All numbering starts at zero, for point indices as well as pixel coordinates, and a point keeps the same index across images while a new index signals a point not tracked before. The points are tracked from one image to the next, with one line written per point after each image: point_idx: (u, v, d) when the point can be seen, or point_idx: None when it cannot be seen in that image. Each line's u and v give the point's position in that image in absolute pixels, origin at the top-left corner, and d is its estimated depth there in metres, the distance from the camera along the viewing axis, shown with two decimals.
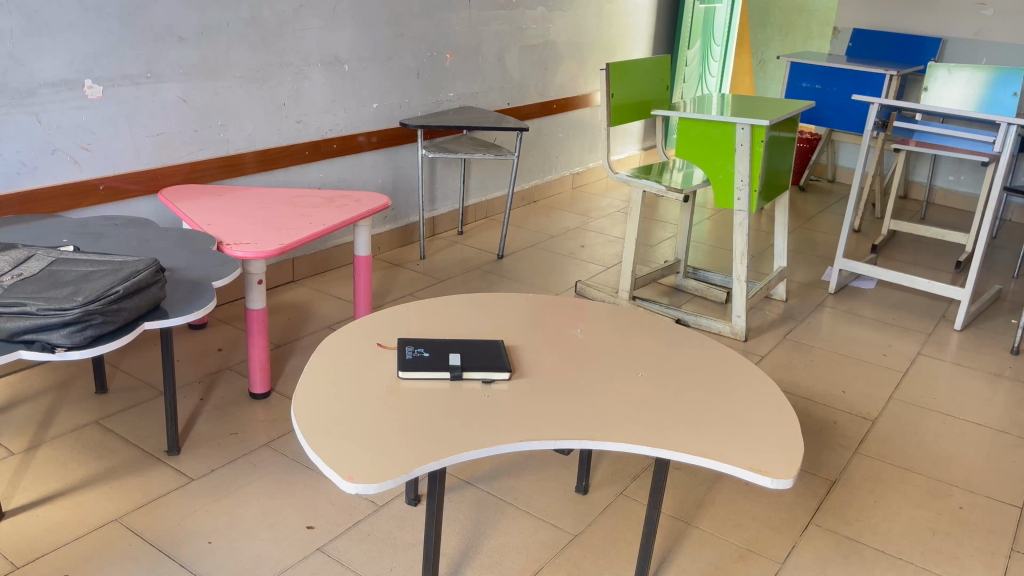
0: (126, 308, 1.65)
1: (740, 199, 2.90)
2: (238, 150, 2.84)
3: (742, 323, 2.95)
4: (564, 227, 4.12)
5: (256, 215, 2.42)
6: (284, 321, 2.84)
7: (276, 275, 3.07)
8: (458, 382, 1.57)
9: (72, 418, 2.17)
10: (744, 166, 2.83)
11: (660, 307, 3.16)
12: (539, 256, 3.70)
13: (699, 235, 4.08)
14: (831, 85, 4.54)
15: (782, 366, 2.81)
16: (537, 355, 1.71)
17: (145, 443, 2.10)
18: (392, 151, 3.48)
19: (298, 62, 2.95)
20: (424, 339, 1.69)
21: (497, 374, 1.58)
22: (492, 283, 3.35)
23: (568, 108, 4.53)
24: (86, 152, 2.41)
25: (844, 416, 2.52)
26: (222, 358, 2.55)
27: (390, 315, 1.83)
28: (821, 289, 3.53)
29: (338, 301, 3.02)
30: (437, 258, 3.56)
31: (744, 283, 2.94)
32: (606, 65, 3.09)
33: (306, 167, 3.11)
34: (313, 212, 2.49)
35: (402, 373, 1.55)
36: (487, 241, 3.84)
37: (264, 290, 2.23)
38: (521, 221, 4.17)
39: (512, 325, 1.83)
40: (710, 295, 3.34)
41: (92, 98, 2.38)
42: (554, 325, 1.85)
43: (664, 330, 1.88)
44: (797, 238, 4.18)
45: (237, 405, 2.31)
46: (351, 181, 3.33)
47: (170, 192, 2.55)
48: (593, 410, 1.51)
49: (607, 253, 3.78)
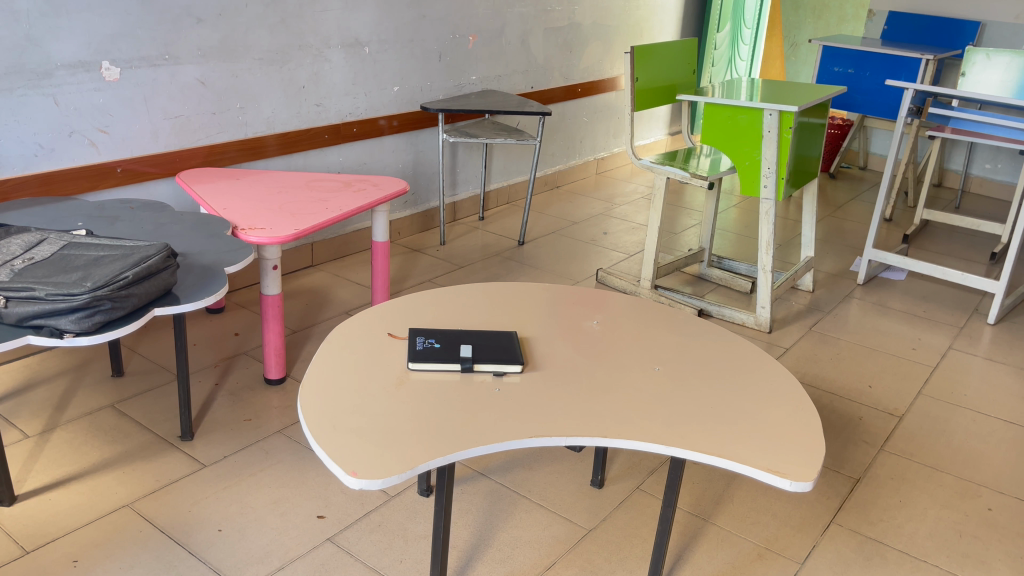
0: (135, 294, 1.62)
1: (767, 186, 2.81)
2: (258, 133, 2.82)
3: (767, 315, 2.88)
4: (588, 214, 4.07)
5: (272, 200, 2.40)
6: (301, 306, 2.82)
7: (294, 259, 3.06)
8: (469, 374, 1.52)
9: (88, 401, 2.18)
10: (772, 153, 2.74)
11: (683, 296, 3.10)
12: (560, 242, 3.65)
13: (725, 223, 4.00)
14: (864, 69, 4.40)
15: (806, 359, 2.74)
16: (551, 347, 1.66)
17: (158, 428, 2.09)
18: (413, 135, 3.44)
19: (318, 44, 2.92)
20: (436, 328, 1.64)
21: (509, 366, 1.53)
22: (512, 271, 3.30)
23: (594, 91, 4.47)
24: (103, 134, 2.40)
25: (869, 412, 2.45)
26: (238, 342, 2.55)
27: (403, 302, 1.78)
28: (849, 280, 3.45)
29: (356, 287, 2.99)
30: (457, 244, 3.52)
31: (769, 273, 2.87)
32: (631, 48, 3.00)
33: (325, 150, 3.08)
34: (330, 198, 2.47)
35: (411, 364, 1.51)
36: (508, 226, 3.80)
37: (279, 276, 2.23)
38: (544, 207, 4.12)
39: (529, 315, 1.78)
40: (734, 284, 3.26)
41: (109, 80, 2.36)
42: (572, 316, 1.81)
43: (686, 323, 1.83)
44: (826, 226, 4.09)
45: (251, 391, 2.29)
46: (371, 164, 3.29)
47: (187, 175, 2.53)
48: (607, 406, 1.46)
49: (631, 241, 3.72)
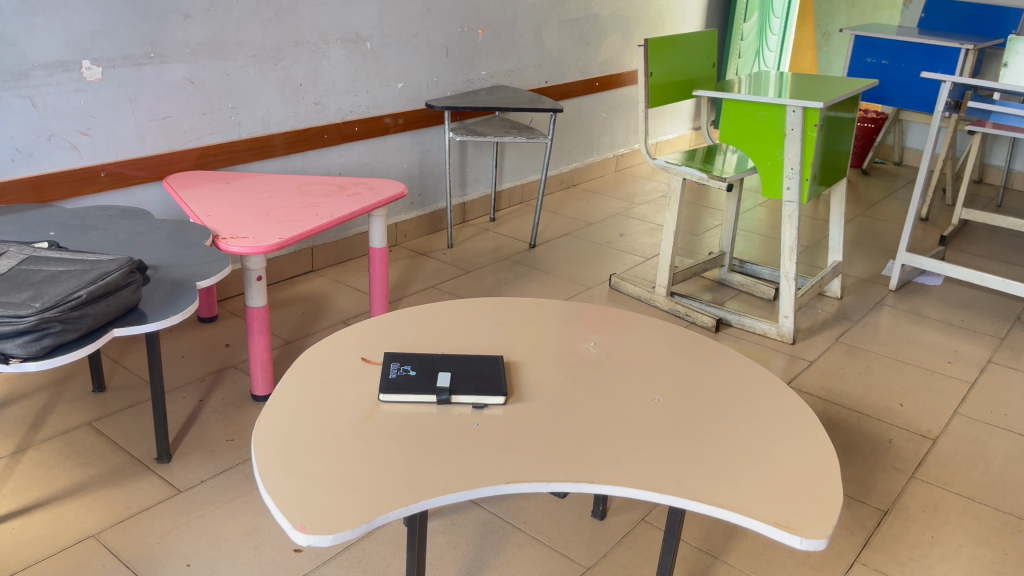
0: (90, 314, 1.50)
1: (790, 188, 2.62)
2: (252, 133, 2.70)
3: (790, 325, 2.71)
4: (605, 214, 3.90)
5: (260, 206, 2.28)
6: (297, 314, 2.70)
7: (293, 265, 2.94)
8: (446, 406, 1.37)
9: (64, 419, 2.07)
10: (795, 152, 2.56)
11: (701, 304, 2.92)
12: (574, 245, 3.49)
13: (749, 224, 3.81)
14: (899, 60, 4.16)
15: (832, 374, 2.56)
16: (541, 373, 1.51)
17: (134, 449, 1.98)
18: (419, 134, 3.30)
19: (315, 40, 2.79)
20: (415, 353, 1.49)
21: (491, 398, 1.38)
22: (521, 275, 3.15)
23: (613, 85, 4.29)
24: (85, 137, 2.29)
25: (900, 434, 2.26)
26: (228, 354, 2.43)
27: (383, 321, 1.64)
28: (880, 285, 3.25)
29: (356, 294, 2.86)
30: (466, 247, 3.38)
31: (792, 280, 2.69)
32: (645, 40, 2.82)
33: (324, 151, 2.95)
34: (322, 202, 2.34)
35: (383, 396, 1.36)
36: (520, 228, 3.65)
37: (264, 287, 2.11)
38: (559, 207, 3.96)
39: (519, 334, 1.63)
40: (757, 291, 3.08)
41: (90, 80, 2.25)
42: (567, 336, 1.65)
43: (692, 344, 1.67)
44: (857, 227, 3.88)
45: (237, 408, 2.17)
46: (374, 165, 3.16)
47: (174, 179, 2.42)
48: (597, 445, 1.30)
49: (648, 243, 3.55)
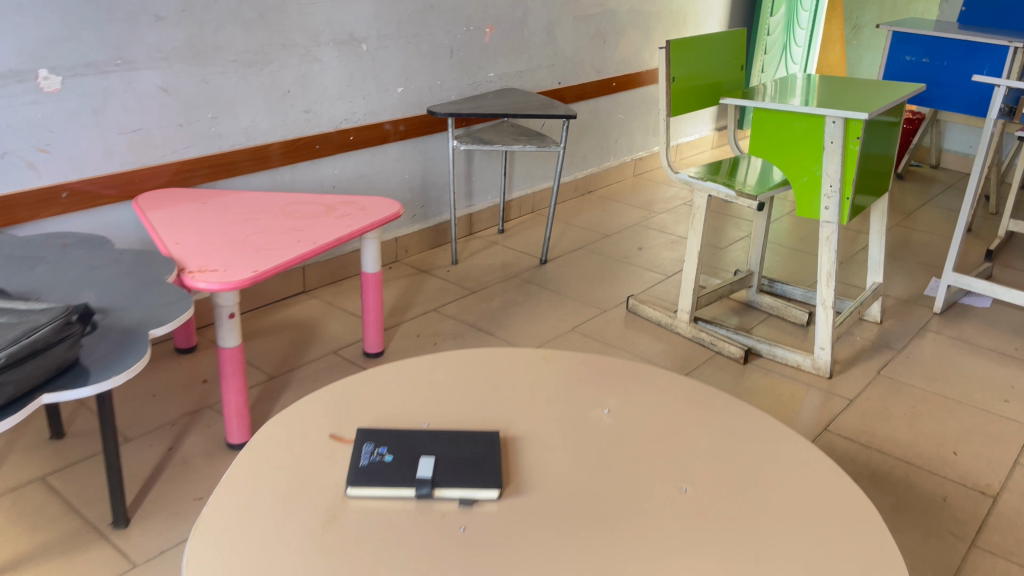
0: (9, 380, 1.26)
1: (828, 208, 2.35)
2: (234, 145, 2.47)
3: (826, 358, 2.45)
4: (622, 224, 3.65)
5: (236, 230, 2.04)
6: (284, 343, 2.47)
7: (282, 286, 2.71)
8: (427, 502, 1.13)
9: (15, 472, 1.86)
10: (835, 168, 2.29)
11: (726, 331, 2.66)
12: (588, 260, 3.24)
13: (777, 236, 3.54)
14: (940, 59, 3.86)
15: (875, 415, 2.30)
16: (545, 452, 1.26)
17: (89, 511, 1.76)
18: (421, 142, 3.06)
19: (305, 42, 2.54)
20: (393, 429, 1.25)
21: (481, 492, 1.13)
22: (530, 296, 2.90)
23: (632, 85, 4.02)
24: (44, 153, 2.06)
25: (956, 491, 2.00)
26: (204, 392, 2.20)
27: (361, 381, 1.40)
28: (923, 307, 2.97)
29: (350, 319, 2.63)
30: (472, 263, 3.14)
31: (829, 308, 2.43)
32: (666, 42, 2.56)
33: (316, 162, 2.71)
34: (305, 225, 2.10)
35: (351, 490, 1.12)
36: (530, 240, 3.40)
37: (237, 325, 1.88)
38: (573, 216, 3.71)
39: (519, 399, 1.39)
40: (788, 315, 2.81)
41: (48, 91, 2.02)
42: (576, 399, 1.40)
43: (724, 412, 1.41)
44: (894, 238, 3.60)
45: (208, 459, 1.95)
46: (372, 176, 2.92)
47: (145, 199, 2.19)
48: (613, 560, 1.06)
49: (669, 257, 3.29)
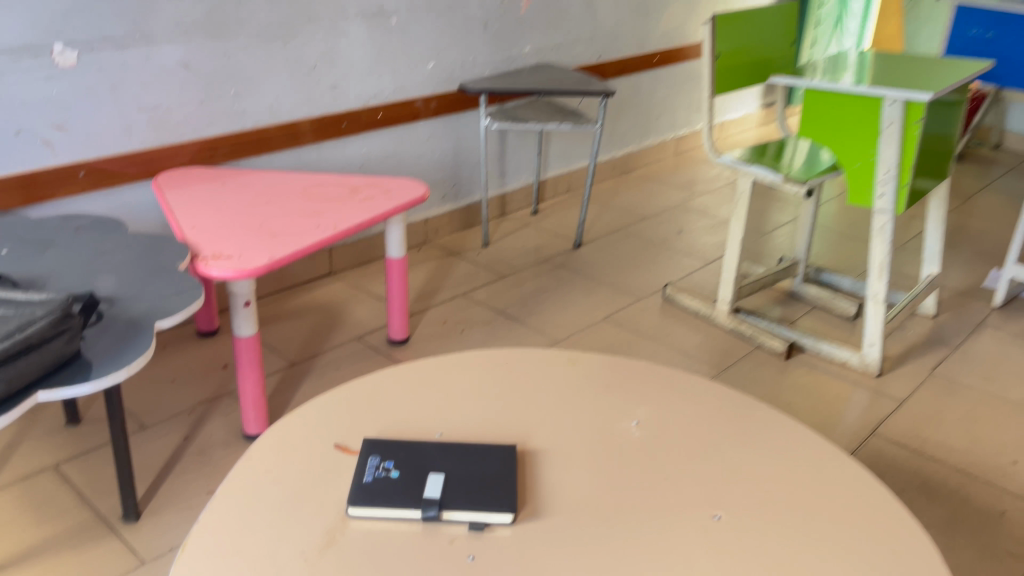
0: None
1: (883, 196, 2.19)
2: (258, 123, 2.39)
3: (876, 355, 2.30)
4: (662, 206, 3.50)
5: (254, 213, 1.96)
6: (307, 328, 2.40)
7: (308, 268, 2.64)
8: (434, 525, 1.04)
9: (29, 460, 1.82)
10: (893, 154, 2.12)
11: (769, 323, 2.52)
12: (624, 244, 3.11)
13: (825, 221, 3.37)
14: (1007, 33, 3.61)
15: (927, 418, 2.15)
16: (566, 468, 1.16)
17: (100, 502, 1.71)
18: (452, 119, 2.95)
19: (331, 16, 2.44)
20: (402, 440, 1.16)
21: (494, 515, 1.04)
22: (562, 282, 2.78)
23: (674, 60, 3.85)
24: (60, 131, 2.00)
25: (1016, 505, 1.85)
26: (224, 378, 2.15)
27: (372, 385, 1.31)
28: (981, 301, 2.79)
29: (375, 304, 2.55)
30: (503, 246, 3.03)
31: (880, 302, 2.27)
32: (712, 15, 2.40)
33: (343, 140, 2.62)
34: (326, 209, 2.01)
35: (352, 509, 1.04)
36: (565, 222, 3.27)
37: (253, 314, 1.81)
38: (610, 197, 3.58)
39: (540, 408, 1.28)
40: (835, 306, 2.66)
41: (64, 66, 1.95)
42: (603, 408, 1.30)
43: (764, 428, 1.29)
44: (951, 225, 3.40)
45: (223, 450, 1.88)
46: (401, 155, 2.82)
47: (164, 179, 2.12)
48: None
49: (710, 243, 3.14)
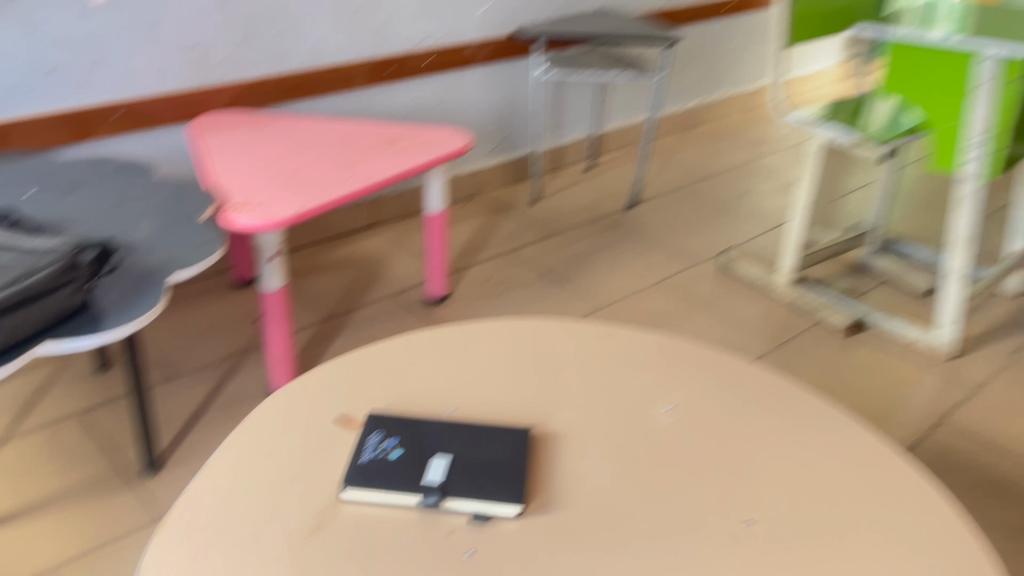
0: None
1: (969, 163, 1.96)
2: (300, 67, 2.30)
3: (949, 336, 2.12)
4: (726, 165, 3.31)
5: (287, 162, 1.87)
6: (345, 281, 2.33)
7: (350, 219, 2.56)
8: (434, 514, 0.95)
9: (58, 404, 1.81)
10: (983, 115, 1.89)
11: (833, 296, 2.35)
12: (683, 204, 2.95)
13: (904, 186, 3.12)
14: None
15: (1004, 409, 1.96)
16: (585, 457, 1.05)
17: (123, 452, 1.69)
18: (505, 67, 2.80)
19: None
20: (408, 416, 1.07)
21: (499, 507, 0.94)
22: (613, 243, 2.65)
23: (749, 8, 3.60)
24: (95, 70, 1.94)
25: None
26: (256, 330, 2.10)
27: (386, 352, 1.22)
28: None
29: (416, 259, 2.46)
30: (554, 202, 2.90)
31: (960, 279, 2.08)
32: None
33: (389, 87, 2.52)
34: (361, 160, 1.91)
35: (345, 492, 0.95)
36: (621, 179, 3.12)
37: (282, 267, 1.73)
38: (671, 153, 3.39)
39: (565, 386, 1.18)
40: (907, 281, 2.46)
41: (98, 2, 1.88)
42: (635, 390, 1.18)
43: (814, 421, 1.15)
44: None
45: (250, 404, 1.84)
46: (450, 104, 2.70)
47: (199, 123, 2.05)
48: None
49: (775, 206, 2.95)
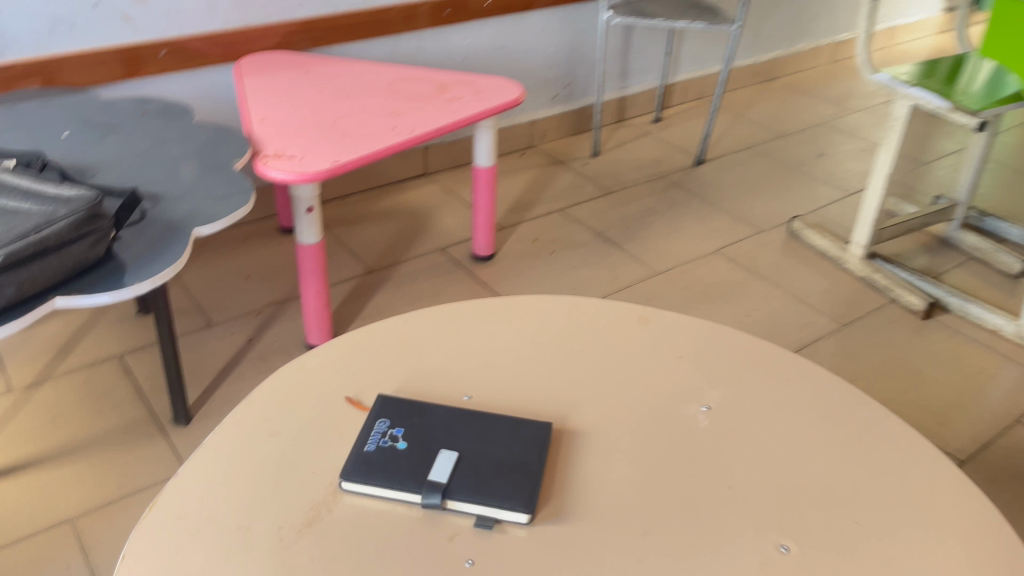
0: (10, 281, 1.11)
1: None
2: (352, 6, 2.19)
3: None
4: (804, 122, 3.09)
5: (329, 109, 1.80)
6: (391, 233, 2.27)
7: (401, 167, 2.49)
8: (437, 514, 0.88)
9: (96, 346, 1.81)
10: None
11: (909, 274, 2.17)
12: (753, 164, 2.77)
13: (1001, 154, 2.87)
14: None
15: None
16: (608, 459, 0.96)
17: (155, 400, 1.68)
18: (571, 11, 2.64)
19: None
20: (420, 402, 1.00)
21: (507, 512, 0.87)
22: (675, 204, 2.51)
23: None
24: (140, 5, 1.88)
25: None
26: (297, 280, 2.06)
27: (407, 327, 1.15)
28: None
29: (466, 212, 2.38)
30: (615, 156, 2.76)
31: None
32: None
33: (446, 30, 2.40)
34: (407, 109, 1.82)
35: (344, 484, 0.89)
36: (689, 134, 2.94)
37: (317, 220, 1.67)
38: (746, 107, 3.19)
39: (595, 377, 1.08)
40: (995, 260, 2.26)
41: None
42: (671, 385, 1.08)
43: (870, 433, 1.03)
44: None
45: (284, 358, 1.81)
46: (510, 49, 2.57)
47: (245, 64, 1.98)
48: None
49: (854, 170, 2.75)
